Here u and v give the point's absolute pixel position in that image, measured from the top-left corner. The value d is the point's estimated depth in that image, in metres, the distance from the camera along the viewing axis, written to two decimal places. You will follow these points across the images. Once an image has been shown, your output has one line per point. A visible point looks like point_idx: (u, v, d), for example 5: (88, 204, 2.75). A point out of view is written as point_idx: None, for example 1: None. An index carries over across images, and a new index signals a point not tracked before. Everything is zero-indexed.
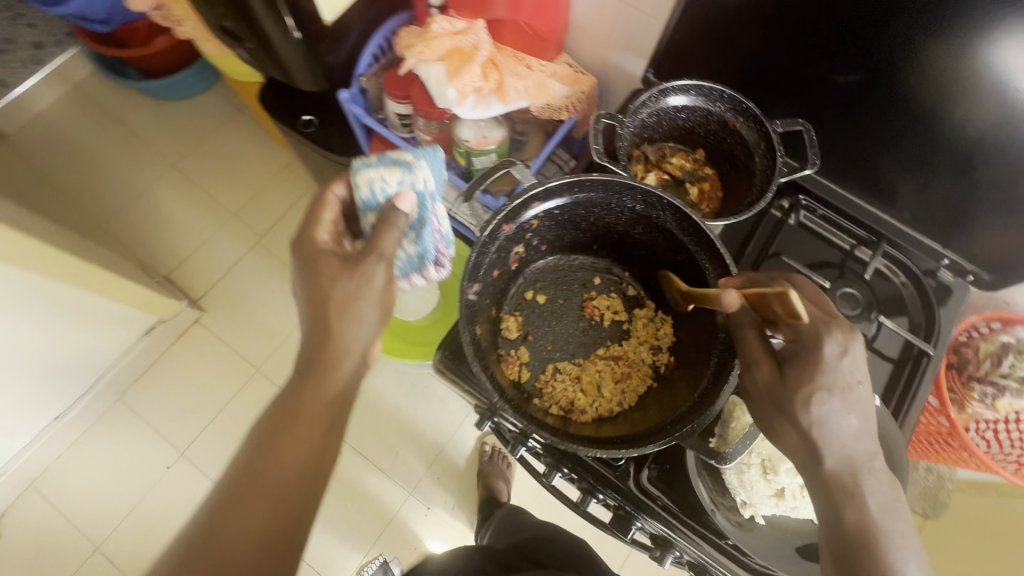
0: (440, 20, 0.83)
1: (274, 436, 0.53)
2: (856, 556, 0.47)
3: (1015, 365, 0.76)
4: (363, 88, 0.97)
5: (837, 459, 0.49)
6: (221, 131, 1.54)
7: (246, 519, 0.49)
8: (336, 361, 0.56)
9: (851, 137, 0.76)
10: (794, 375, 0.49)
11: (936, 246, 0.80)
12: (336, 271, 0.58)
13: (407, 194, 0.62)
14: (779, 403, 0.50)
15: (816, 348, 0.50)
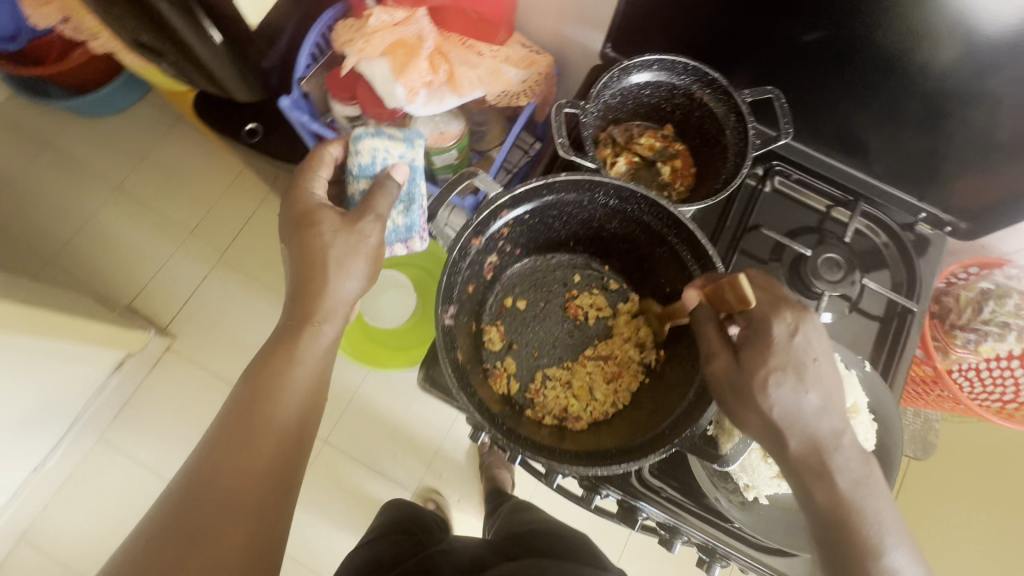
0: (377, 12, 0.77)
1: (273, 374, 0.59)
2: (827, 532, 0.48)
3: (995, 310, 0.77)
4: (305, 91, 0.89)
5: (800, 441, 0.47)
6: (163, 145, 1.44)
7: (251, 455, 0.55)
8: (327, 314, 0.61)
9: (822, 97, 0.73)
10: (750, 361, 0.48)
11: (912, 199, 0.79)
12: (335, 225, 0.61)
13: (403, 166, 0.67)
14: (737, 390, 0.48)
15: (768, 330, 0.48)
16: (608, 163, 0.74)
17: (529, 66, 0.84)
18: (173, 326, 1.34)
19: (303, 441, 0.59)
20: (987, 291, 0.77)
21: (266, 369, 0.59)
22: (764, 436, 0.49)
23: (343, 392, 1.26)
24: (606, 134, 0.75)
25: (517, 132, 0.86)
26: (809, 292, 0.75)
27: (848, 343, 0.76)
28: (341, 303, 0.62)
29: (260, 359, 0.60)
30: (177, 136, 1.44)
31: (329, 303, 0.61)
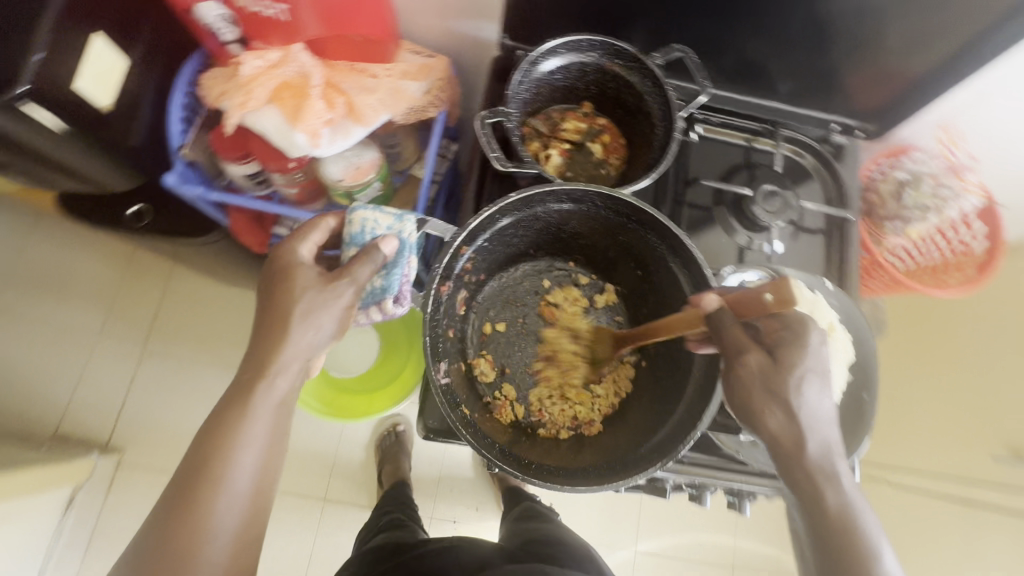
0: (246, 58, 0.68)
1: (223, 431, 0.51)
2: (831, 537, 0.47)
3: (912, 196, 0.84)
4: (190, 160, 0.79)
5: (818, 446, 0.48)
6: (39, 252, 1.31)
7: (198, 528, 0.49)
8: (282, 366, 0.53)
9: (721, 38, 0.74)
10: (787, 360, 0.49)
11: (821, 113, 0.83)
12: (309, 280, 0.55)
13: (392, 239, 0.57)
14: (772, 388, 0.49)
15: (805, 334, 0.50)
16: (542, 158, 0.72)
17: (428, 74, 0.78)
18: (116, 441, 1.27)
19: (261, 503, 0.53)
20: (903, 179, 0.84)
21: (216, 429, 0.51)
22: (781, 438, 0.49)
23: (328, 448, 1.35)
24: (530, 128, 0.73)
25: (438, 141, 0.83)
26: (757, 228, 0.78)
27: (804, 264, 0.80)
28: (300, 354, 0.54)
29: (212, 417, 0.53)
30: (55, 237, 1.32)
31: (285, 356, 0.53)
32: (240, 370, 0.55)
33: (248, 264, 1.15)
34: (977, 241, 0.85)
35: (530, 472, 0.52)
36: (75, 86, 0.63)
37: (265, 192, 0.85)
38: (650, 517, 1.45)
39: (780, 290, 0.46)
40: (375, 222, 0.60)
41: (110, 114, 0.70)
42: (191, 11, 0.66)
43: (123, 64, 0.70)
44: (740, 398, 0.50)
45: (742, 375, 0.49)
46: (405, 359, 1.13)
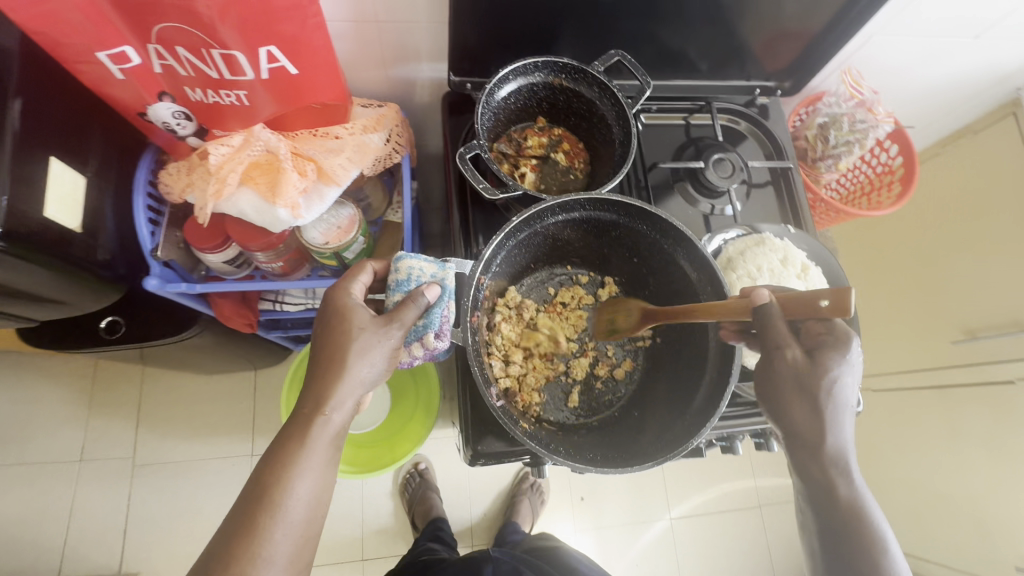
0: (210, 149, 0.68)
1: (279, 459, 0.52)
2: (839, 521, 0.54)
3: (836, 137, 0.92)
4: (165, 260, 0.78)
5: (837, 445, 0.55)
6: (24, 391, 1.34)
7: (256, 553, 0.48)
8: (338, 402, 0.53)
9: (642, 36, 0.82)
10: (823, 365, 0.55)
11: (742, 81, 0.92)
12: (365, 320, 0.55)
13: (435, 286, 0.57)
14: (804, 389, 0.55)
15: (843, 346, 0.55)
16: (517, 177, 0.76)
17: (386, 123, 0.80)
18: (127, 566, 1.28)
19: (313, 531, 0.52)
20: (823, 124, 0.93)
21: (275, 456, 0.52)
22: (805, 428, 0.55)
23: (353, 508, 1.34)
24: (497, 152, 0.76)
25: (408, 183, 0.86)
26: (716, 194, 0.86)
27: (762, 217, 0.88)
28: (355, 390, 0.54)
29: (273, 446, 0.53)
30: (28, 375, 1.35)
31: (342, 392, 0.53)
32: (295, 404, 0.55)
33: (236, 347, 1.13)
34: (896, 159, 0.98)
35: (601, 463, 0.58)
36: (45, 213, 0.62)
37: (246, 272, 0.86)
38: (675, 482, 1.53)
39: (838, 298, 0.47)
40: (420, 270, 0.59)
41: (81, 231, 0.69)
42: (145, 111, 0.66)
43: (83, 180, 0.69)
44: (771, 389, 0.56)
45: (779, 367, 0.55)
46: (415, 403, 1.15)
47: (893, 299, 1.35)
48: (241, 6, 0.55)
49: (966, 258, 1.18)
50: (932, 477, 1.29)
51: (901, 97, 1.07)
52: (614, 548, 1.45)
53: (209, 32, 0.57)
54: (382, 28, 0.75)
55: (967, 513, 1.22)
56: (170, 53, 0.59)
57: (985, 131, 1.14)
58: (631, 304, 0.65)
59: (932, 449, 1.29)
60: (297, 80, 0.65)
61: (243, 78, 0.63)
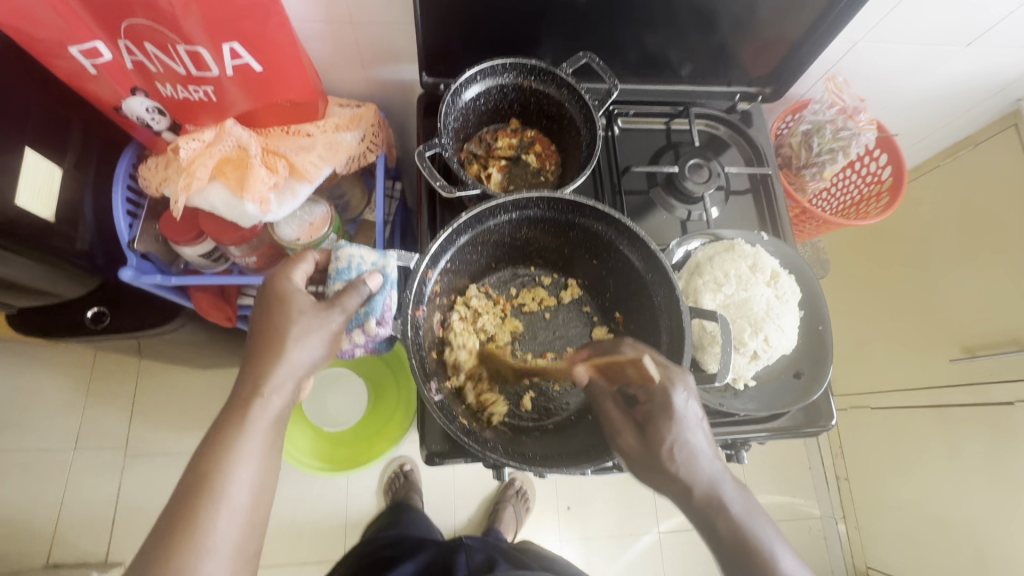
0: (181, 144, 0.70)
1: (219, 446, 0.52)
2: (734, 560, 0.50)
3: (820, 144, 0.90)
4: (143, 252, 0.80)
5: (704, 491, 0.52)
6: (25, 379, 1.38)
7: (197, 543, 0.48)
8: (277, 384, 0.54)
9: (617, 39, 0.81)
10: (654, 437, 0.53)
11: (724, 87, 0.91)
12: (305, 305, 0.56)
13: (378, 275, 0.58)
14: (651, 463, 0.53)
15: (667, 407, 0.53)
16: (484, 178, 0.77)
17: (360, 122, 0.81)
18: (113, 555, 1.30)
19: (258, 516, 0.53)
20: (807, 131, 0.92)
21: (214, 443, 0.52)
22: (668, 486, 0.53)
23: (337, 507, 1.34)
24: (466, 153, 0.77)
25: (383, 182, 0.87)
26: (692, 200, 0.85)
27: (739, 224, 0.87)
28: (294, 373, 0.55)
29: (210, 434, 0.53)
30: (28, 364, 1.39)
31: (280, 374, 0.54)
32: (234, 390, 0.55)
33: (221, 343, 1.15)
34: (884, 170, 0.95)
35: (540, 463, 0.57)
36: (18, 202, 0.64)
37: (224, 266, 0.88)
38: (664, 495, 1.50)
39: (639, 369, 0.55)
40: (360, 258, 0.59)
41: (57, 221, 0.71)
42: (120, 106, 0.68)
43: (59, 170, 0.71)
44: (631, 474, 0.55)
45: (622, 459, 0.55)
46: (396, 399, 1.15)
47: (892, 314, 1.31)
48: (203, 3, 0.56)
49: (967, 273, 1.14)
50: (930, 501, 1.24)
51: (894, 106, 1.04)
52: (599, 559, 1.42)
53: (175, 28, 0.58)
54: (356, 29, 0.77)
55: (966, 541, 1.17)
56: (139, 49, 0.61)
57: (986, 143, 1.10)
58: (501, 361, 0.69)
59: (930, 471, 1.24)
60: (264, 77, 0.66)
61: (210, 74, 0.64)
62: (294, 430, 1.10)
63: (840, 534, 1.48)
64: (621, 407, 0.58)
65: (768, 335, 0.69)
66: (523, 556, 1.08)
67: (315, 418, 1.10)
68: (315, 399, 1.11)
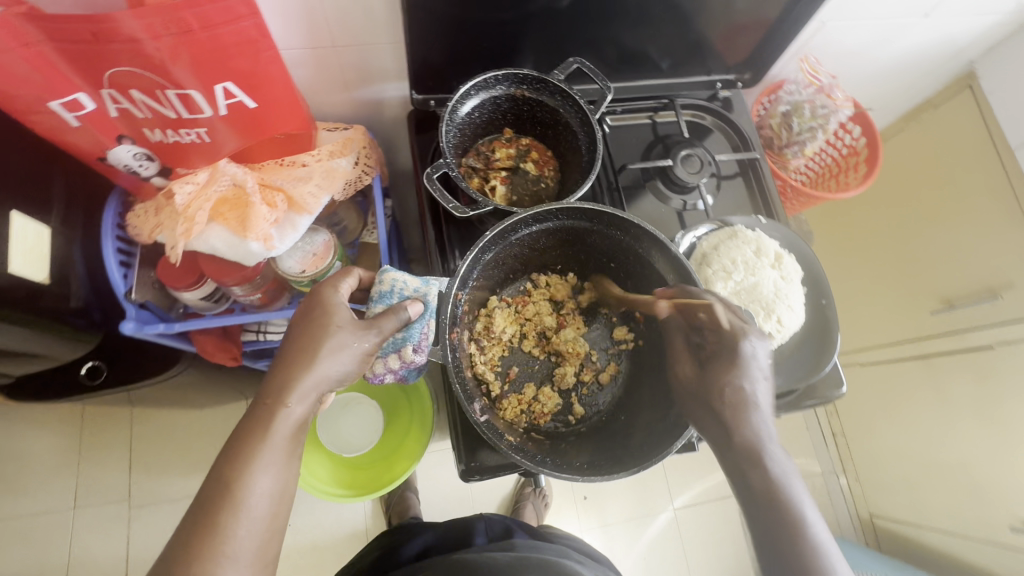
0: (175, 189, 0.68)
1: (239, 454, 0.51)
2: (756, 509, 0.50)
3: (800, 124, 0.93)
4: (141, 302, 0.77)
5: (747, 441, 0.52)
6: (12, 442, 1.32)
7: (217, 550, 0.48)
8: (303, 394, 0.54)
9: (600, 40, 0.82)
10: (711, 374, 0.55)
11: (704, 76, 0.94)
12: (344, 319, 0.56)
13: (418, 303, 0.59)
14: (702, 400, 0.55)
15: (732, 351, 0.54)
16: (488, 190, 0.77)
17: (352, 147, 0.80)
18: None
19: (277, 525, 0.52)
20: (786, 112, 0.95)
21: (236, 450, 0.52)
22: (714, 429, 0.53)
23: (357, 528, 1.34)
24: (466, 168, 0.78)
25: (382, 204, 0.86)
26: (687, 190, 0.87)
27: (734, 208, 0.89)
28: (320, 384, 0.54)
29: (233, 438, 0.53)
30: (13, 427, 1.33)
31: (307, 384, 0.54)
32: (259, 393, 0.55)
33: (224, 382, 1.12)
34: (859, 141, 0.99)
35: (590, 471, 0.58)
36: (9, 267, 0.61)
37: (225, 306, 0.85)
38: (676, 473, 1.54)
39: (710, 314, 0.55)
40: (404, 284, 0.61)
41: (51, 283, 0.68)
42: (106, 156, 0.65)
43: (48, 231, 0.67)
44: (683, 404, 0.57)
45: (676, 386, 0.59)
46: (409, 417, 1.14)
47: (873, 274, 1.38)
48: (191, 45, 0.54)
49: (940, 229, 1.21)
50: (924, 447, 1.31)
51: (860, 79, 1.09)
52: (620, 542, 1.46)
53: (163, 73, 0.56)
54: (341, 53, 0.75)
55: (962, 478, 1.24)
56: (125, 96, 0.58)
57: (945, 104, 1.17)
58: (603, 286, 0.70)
59: (922, 419, 1.31)
60: (257, 112, 0.64)
61: (202, 116, 0.62)
62: (313, 461, 1.09)
63: (843, 488, 1.55)
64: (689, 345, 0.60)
65: (780, 316, 0.72)
66: (531, 529, 1.07)
67: (333, 445, 1.10)
68: (328, 422, 1.12)
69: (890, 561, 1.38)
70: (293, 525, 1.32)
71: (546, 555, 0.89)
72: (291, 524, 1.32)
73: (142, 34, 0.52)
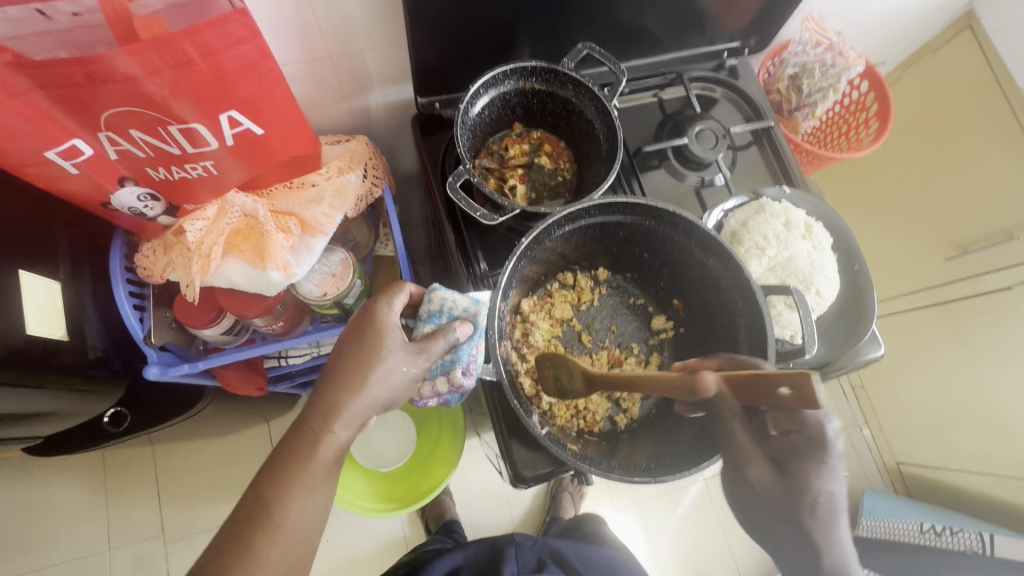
0: (187, 227, 0.65)
1: (279, 478, 0.50)
2: None
3: (810, 86, 0.91)
4: (161, 344, 0.74)
5: (833, 562, 0.49)
6: (37, 492, 1.30)
7: (251, 573, 0.47)
8: (348, 419, 0.52)
9: (603, 20, 0.78)
10: (797, 481, 0.49)
11: (709, 46, 0.90)
12: (397, 341, 0.54)
13: (469, 325, 0.57)
14: (784, 512, 0.50)
15: (817, 453, 0.49)
16: (507, 190, 0.75)
17: (359, 158, 0.77)
18: None
19: (308, 550, 0.51)
20: (793, 75, 0.92)
21: (278, 471, 0.50)
22: (796, 551, 0.50)
23: (396, 535, 1.34)
24: (481, 169, 0.75)
25: (395, 214, 0.83)
26: (704, 166, 0.85)
27: (752, 180, 0.88)
28: (366, 410, 0.53)
29: (274, 458, 0.52)
30: (36, 477, 1.30)
31: (354, 408, 0.52)
32: (302, 412, 0.53)
33: (249, 409, 1.10)
34: (868, 96, 0.98)
35: (661, 472, 0.57)
36: (27, 331, 0.58)
37: (246, 337, 0.83)
38: None
39: (799, 389, 0.43)
40: (454, 303, 0.59)
41: (69, 338, 0.66)
42: (109, 201, 0.62)
43: (58, 284, 0.64)
44: (752, 514, 0.52)
45: (745, 492, 0.52)
46: (440, 423, 1.13)
47: (883, 226, 1.37)
48: (191, 76, 0.51)
49: (950, 174, 1.20)
50: (947, 393, 1.32)
51: (861, 32, 1.06)
52: (655, 519, 1.47)
53: (164, 110, 0.53)
54: (338, 62, 0.72)
55: (988, 420, 1.25)
56: (125, 138, 0.55)
57: (944, 48, 1.15)
58: (574, 364, 0.59)
59: (942, 366, 1.32)
60: (263, 139, 0.61)
61: (208, 149, 0.59)
62: (348, 478, 1.08)
63: (868, 439, 1.57)
64: (756, 437, 0.52)
65: (819, 288, 0.71)
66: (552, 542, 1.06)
67: (367, 461, 1.10)
68: (359, 439, 1.10)
69: (922, 506, 1.39)
70: (331, 540, 1.32)
71: None
72: (330, 539, 1.32)
73: (139, 72, 0.48)
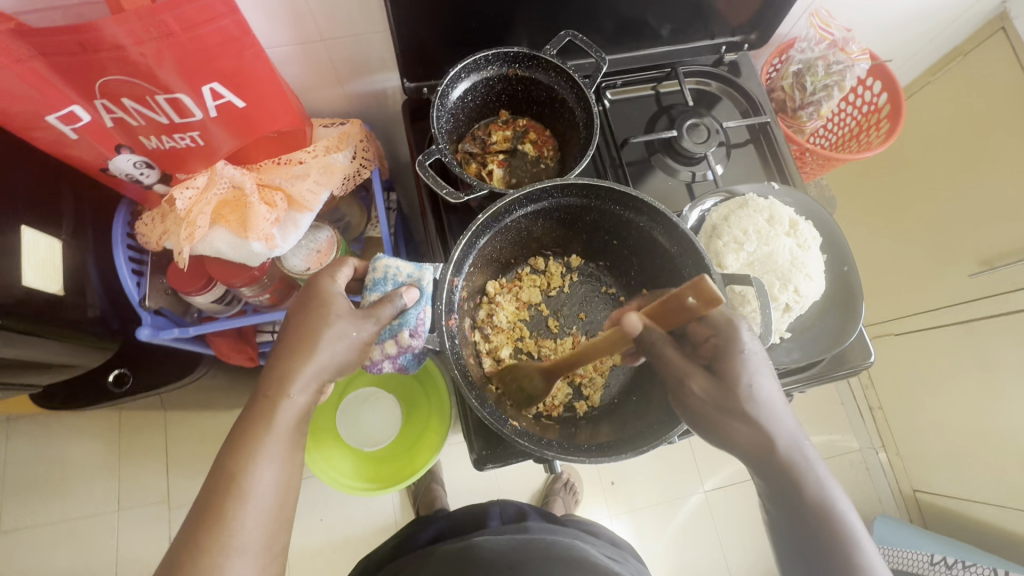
0: (176, 195, 0.69)
1: (242, 443, 0.52)
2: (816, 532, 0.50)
3: (814, 84, 0.88)
4: (155, 308, 0.79)
5: (783, 441, 0.51)
6: (58, 449, 1.38)
7: (226, 536, 0.49)
8: (303, 383, 0.54)
9: (595, 11, 0.78)
10: (729, 375, 0.52)
11: (708, 41, 0.88)
12: (342, 308, 0.56)
13: (413, 290, 0.59)
14: (727, 408, 0.52)
15: (733, 343, 0.53)
16: (485, 175, 0.76)
17: (349, 140, 0.79)
18: None
19: (283, 513, 0.53)
20: (798, 71, 0.90)
21: (239, 440, 0.52)
22: (750, 446, 0.52)
23: (386, 521, 1.36)
24: (462, 154, 0.76)
25: (381, 195, 0.85)
26: (695, 161, 0.83)
27: (746, 177, 0.85)
28: (321, 373, 0.55)
29: (235, 430, 0.53)
30: (58, 435, 1.39)
31: (306, 373, 0.54)
32: (258, 384, 0.55)
33: (247, 382, 1.14)
34: (880, 97, 0.95)
35: (602, 453, 0.57)
36: (25, 281, 0.63)
37: (238, 308, 0.86)
38: (704, 454, 1.51)
39: (700, 292, 0.48)
40: (397, 271, 0.61)
41: (66, 293, 0.70)
42: (107, 166, 0.67)
43: (60, 243, 0.69)
44: (698, 424, 0.53)
45: (689, 404, 0.53)
46: (428, 407, 1.14)
47: (905, 238, 1.31)
48: (174, 47, 0.54)
49: (978, 184, 1.13)
50: (969, 418, 1.24)
51: (879, 31, 1.02)
52: (650, 528, 1.44)
53: (150, 79, 0.57)
54: (330, 46, 0.74)
55: (1012, 450, 1.17)
56: (118, 105, 0.59)
57: (976, 51, 1.08)
58: (530, 367, 0.63)
59: (963, 389, 1.24)
60: (248, 112, 0.65)
61: (194, 118, 0.63)
62: (335, 455, 1.10)
63: (883, 463, 1.49)
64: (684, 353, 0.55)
65: (798, 286, 0.69)
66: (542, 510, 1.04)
67: (353, 439, 1.12)
68: (347, 417, 1.13)
69: (936, 537, 1.31)
70: (325, 520, 1.35)
71: (560, 539, 0.88)
72: (324, 518, 1.35)
73: (125, 40, 0.52)
